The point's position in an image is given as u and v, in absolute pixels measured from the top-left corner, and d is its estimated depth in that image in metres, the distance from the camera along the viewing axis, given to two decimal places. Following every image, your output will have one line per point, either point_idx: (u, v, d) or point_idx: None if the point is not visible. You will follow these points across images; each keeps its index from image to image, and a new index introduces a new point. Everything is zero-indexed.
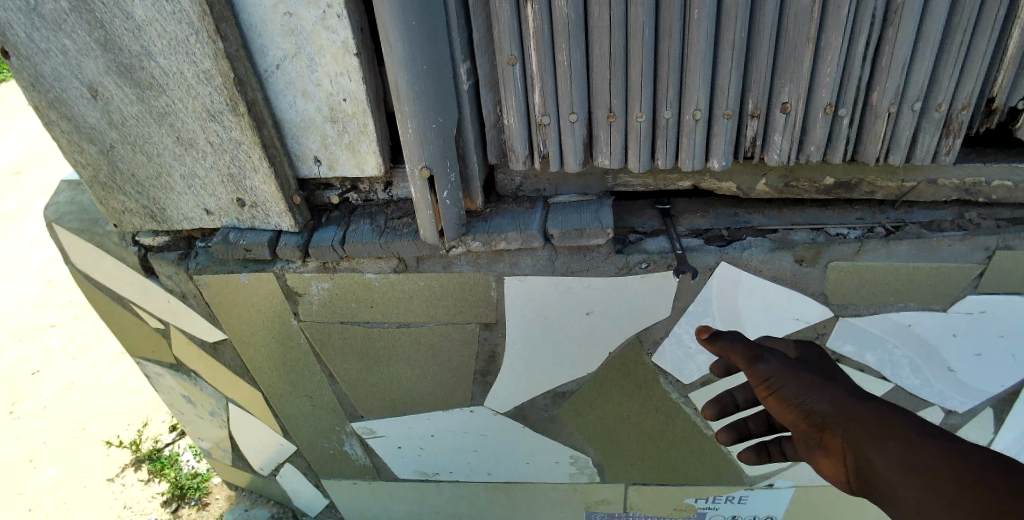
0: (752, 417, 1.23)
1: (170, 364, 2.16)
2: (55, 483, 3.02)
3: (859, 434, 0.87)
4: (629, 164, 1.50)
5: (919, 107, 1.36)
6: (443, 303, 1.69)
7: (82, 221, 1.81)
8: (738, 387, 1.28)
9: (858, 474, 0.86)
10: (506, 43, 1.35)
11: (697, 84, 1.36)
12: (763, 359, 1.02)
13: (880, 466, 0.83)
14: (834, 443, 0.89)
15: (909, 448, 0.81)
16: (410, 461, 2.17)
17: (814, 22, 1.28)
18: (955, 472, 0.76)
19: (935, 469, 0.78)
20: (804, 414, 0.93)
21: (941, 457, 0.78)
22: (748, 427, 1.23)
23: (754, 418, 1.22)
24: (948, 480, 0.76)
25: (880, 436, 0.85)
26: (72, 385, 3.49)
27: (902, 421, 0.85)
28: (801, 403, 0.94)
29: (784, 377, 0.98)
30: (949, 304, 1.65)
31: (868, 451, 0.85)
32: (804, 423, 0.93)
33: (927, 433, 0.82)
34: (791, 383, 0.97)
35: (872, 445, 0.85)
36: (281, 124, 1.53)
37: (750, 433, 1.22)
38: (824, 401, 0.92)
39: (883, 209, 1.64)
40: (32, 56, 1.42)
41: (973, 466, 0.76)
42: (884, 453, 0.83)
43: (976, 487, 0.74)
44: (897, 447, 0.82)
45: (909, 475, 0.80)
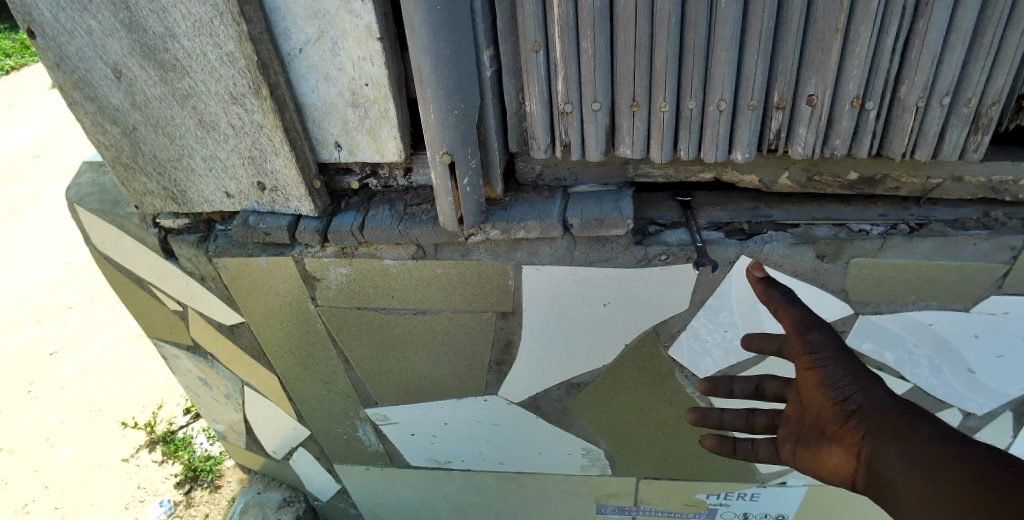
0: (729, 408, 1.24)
1: (187, 346, 2.18)
2: (70, 462, 3.06)
3: (875, 427, 0.94)
4: (651, 154, 1.49)
5: (948, 101, 1.33)
6: (460, 291, 1.69)
7: (103, 203, 1.82)
8: (737, 379, 1.29)
9: (865, 467, 0.94)
10: (530, 29, 1.34)
11: (723, 74, 1.34)
12: (817, 330, 1.05)
13: (887, 465, 0.91)
14: (849, 432, 0.97)
15: (915, 448, 0.89)
16: (421, 449, 2.18)
17: (844, 13, 1.26)
18: (955, 472, 0.83)
19: (935, 470, 0.85)
20: (832, 397, 1.00)
21: (943, 458, 0.85)
22: (718, 415, 1.24)
23: (732, 410, 1.23)
24: (947, 481, 0.83)
25: (892, 433, 0.92)
26: (89, 366, 3.54)
27: (914, 422, 0.92)
28: (834, 385, 1.00)
29: (828, 356, 1.03)
30: (972, 304, 1.63)
31: (879, 445, 0.93)
32: (828, 406, 1.00)
33: (936, 432, 0.89)
34: (831, 365, 1.02)
35: (882, 442, 0.92)
36: (303, 109, 1.53)
37: (720, 421, 1.24)
38: (854, 389, 0.99)
39: (906, 206, 1.62)
40: (58, 36, 1.43)
41: (973, 466, 0.82)
42: (892, 451, 0.91)
43: (974, 486, 0.81)
44: (903, 446, 0.90)
45: (911, 474, 0.87)
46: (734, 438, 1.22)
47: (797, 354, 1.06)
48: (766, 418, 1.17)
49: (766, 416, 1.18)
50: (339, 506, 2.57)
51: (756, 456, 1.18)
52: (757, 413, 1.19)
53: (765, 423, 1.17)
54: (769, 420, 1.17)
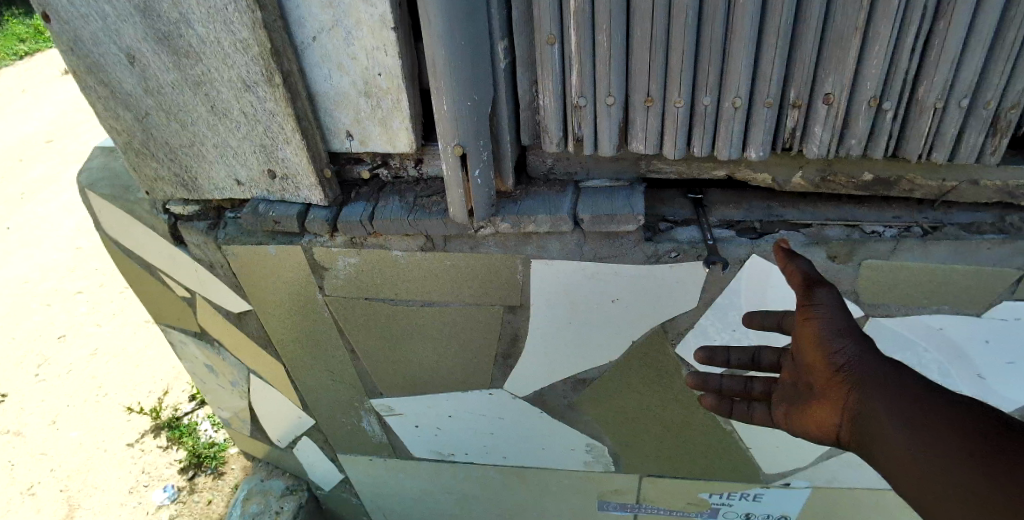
0: (728, 375, 1.27)
1: (194, 333, 2.18)
2: (77, 446, 3.09)
3: (864, 386, 0.93)
4: (664, 151, 1.48)
5: (967, 103, 1.32)
6: (468, 283, 1.69)
7: (114, 188, 1.83)
8: (734, 348, 1.31)
9: (851, 428, 0.94)
10: (546, 21, 1.33)
11: (739, 70, 1.33)
12: (823, 290, 1.06)
13: (884, 447, 0.87)
14: (837, 388, 0.96)
15: (918, 436, 0.84)
16: (425, 441, 2.18)
17: (863, 11, 1.24)
18: (960, 470, 0.79)
19: (940, 463, 0.81)
20: (826, 351, 1.00)
21: (948, 453, 0.81)
22: (717, 382, 1.28)
23: (731, 377, 1.26)
24: (951, 477, 0.79)
25: (886, 401, 0.90)
26: (97, 350, 3.55)
27: (917, 402, 0.88)
28: (829, 341, 1.00)
29: (828, 314, 1.03)
30: (984, 309, 1.61)
31: (870, 413, 0.91)
32: (821, 361, 1.00)
33: (939, 411, 0.85)
34: (830, 321, 1.02)
35: (880, 419, 0.89)
36: (315, 98, 1.53)
37: (718, 387, 1.27)
38: (849, 346, 0.98)
39: (921, 209, 1.60)
40: (72, 20, 1.43)
41: (979, 459, 0.78)
42: (887, 428, 0.88)
43: (979, 482, 0.77)
44: (904, 432, 0.86)
45: (911, 462, 0.84)
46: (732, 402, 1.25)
47: (799, 310, 1.07)
48: (763, 384, 1.20)
49: (763, 383, 1.20)
50: (342, 496, 2.58)
51: (751, 417, 1.20)
52: (755, 379, 1.21)
53: (763, 388, 1.20)
54: (766, 386, 1.19)
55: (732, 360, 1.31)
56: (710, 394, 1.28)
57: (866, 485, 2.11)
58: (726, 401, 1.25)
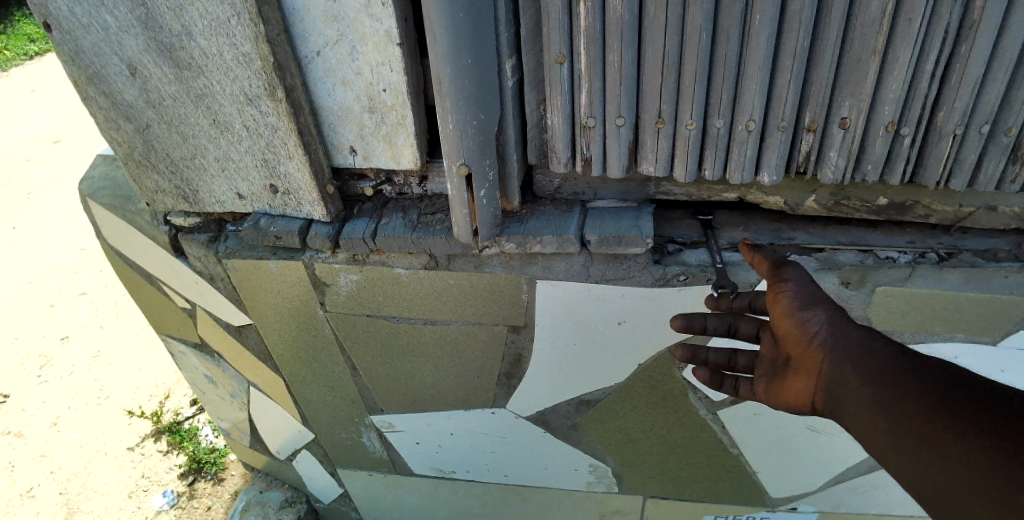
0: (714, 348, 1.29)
1: (194, 343, 2.16)
2: (77, 449, 3.07)
3: (838, 359, 0.98)
4: (674, 172, 1.44)
5: (987, 130, 1.28)
6: (471, 303, 1.66)
7: (116, 198, 1.81)
8: (711, 315, 1.30)
9: (830, 399, 0.98)
10: (556, 40, 1.30)
11: (754, 93, 1.29)
12: (789, 267, 1.14)
13: (880, 437, 0.88)
14: (810, 358, 1.02)
15: (916, 428, 0.84)
16: (425, 457, 2.15)
17: (882, 35, 1.20)
18: (962, 466, 0.79)
19: (939, 457, 0.81)
20: (803, 325, 1.04)
21: (948, 449, 0.80)
22: (706, 354, 1.29)
23: (717, 349, 1.28)
24: (952, 474, 0.79)
25: (865, 378, 0.93)
26: (99, 353, 3.54)
27: (909, 386, 0.87)
28: (799, 314, 1.06)
29: (794, 288, 1.10)
30: (1000, 338, 1.57)
31: (850, 390, 0.94)
32: (797, 334, 1.05)
33: (931, 395, 0.85)
34: (800, 297, 1.08)
35: (869, 403, 0.91)
36: (318, 112, 1.50)
37: (706, 360, 1.29)
38: (817, 317, 1.04)
39: (934, 233, 1.56)
40: (74, 30, 1.41)
41: (981, 458, 0.77)
42: (881, 414, 0.88)
43: (981, 480, 0.77)
44: (897, 422, 0.86)
45: (914, 458, 0.84)
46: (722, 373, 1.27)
47: (769, 288, 1.14)
48: (747, 358, 1.24)
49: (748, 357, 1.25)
50: (340, 509, 2.55)
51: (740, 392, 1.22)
52: (740, 352, 1.25)
53: (747, 362, 1.24)
54: (751, 361, 1.23)
55: (709, 328, 1.29)
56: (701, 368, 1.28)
57: (876, 510, 2.06)
58: (717, 374, 1.27)
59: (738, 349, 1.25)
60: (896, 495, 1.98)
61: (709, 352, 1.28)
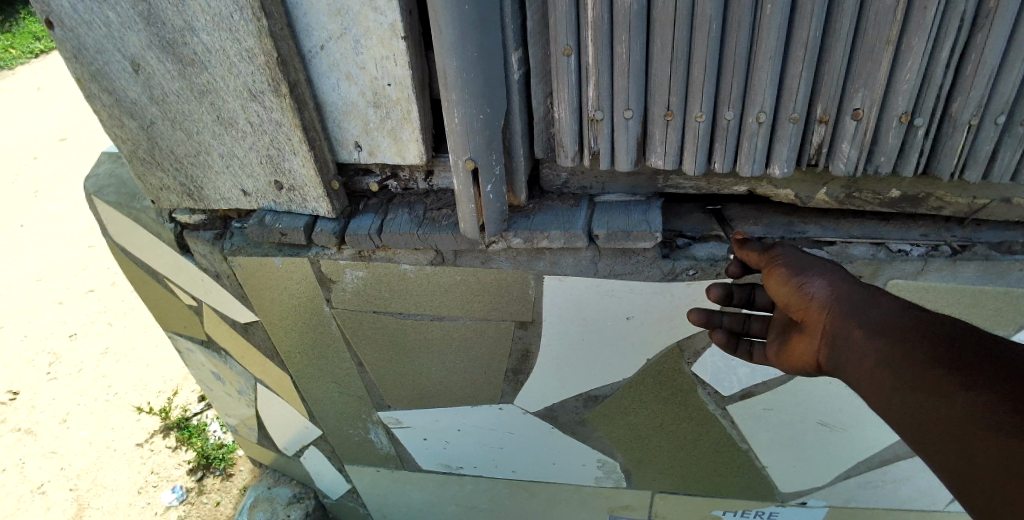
0: (728, 313, 1.29)
1: (201, 341, 2.16)
2: (86, 445, 3.08)
3: (844, 321, 0.98)
4: (683, 166, 1.42)
5: (1003, 120, 1.25)
6: (478, 299, 1.64)
7: (121, 195, 1.80)
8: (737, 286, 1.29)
9: (836, 366, 1.00)
10: (562, 32, 1.28)
11: (764, 85, 1.27)
12: (781, 245, 1.16)
13: (888, 402, 0.89)
14: (811, 324, 1.04)
15: (920, 403, 0.85)
16: (433, 453, 2.15)
17: (897, 23, 1.17)
18: (963, 443, 0.79)
19: (945, 418, 0.82)
20: (803, 293, 1.05)
21: (955, 410, 0.81)
22: (720, 318, 1.28)
23: (731, 314, 1.28)
24: (954, 450, 0.80)
25: (868, 347, 0.94)
26: (107, 349, 3.55)
27: (913, 360, 0.88)
28: (796, 280, 1.07)
29: (790, 260, 1.11)
30: (1013, 331, 1.56)
31: (854, 358, 0.95)
32: (799, 301, 1.06)
33: (939, 357, 0.86)
34: (797, 265, 1.09)
35: (875, 362, 0.92)
36: (323, 108, 1.49)
37: (720, 324, 1.28)
38: (816, 280, 1.05)
39: (949, 227, 1.52)
40: (75, 27, 1.40)
41: (985, 424, 0.78)
42: (889, 380, 0.89)
43: (984, 447, 0.77)
44: (903, 395, 0.87)
45: (923, 424, 0.84)
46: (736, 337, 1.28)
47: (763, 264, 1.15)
48: (762, 323, 1.26)
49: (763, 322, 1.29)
50: (348, 504, 2.55)
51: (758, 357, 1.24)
52: (754, 318, 1.27)
53: (761, 327, 1.26)
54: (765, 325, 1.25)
55: (735, 300, 1.28)
56: (717, 331, 1.28)
57: (887, 505, 2.04)
58: (733, 339, 1.27)
59: (752, 315, 1.27)
60: (909, 490, 1.97)
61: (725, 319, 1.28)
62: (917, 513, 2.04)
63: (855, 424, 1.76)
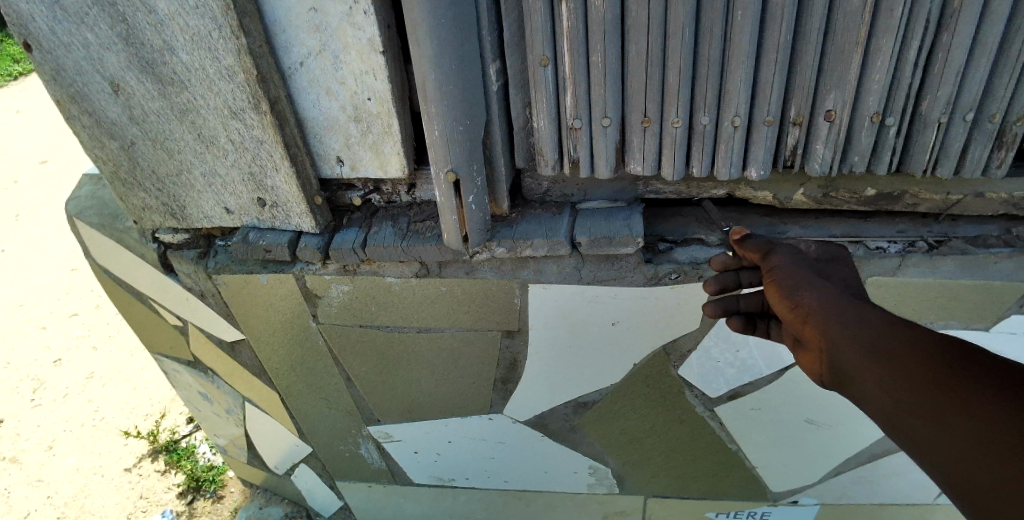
0: (743, 297, 1.24)
1: (187, 361, 2.14)
2: (73, 472, 3.04)
3: (839, 333, 0.92)
4: (662, 171, 1.44)
5: (971, 117, 1.28)
6: (464, 309, 1.65)
7: (103, 217, 1.79)
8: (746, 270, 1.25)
9: (833, 377, 0.94)
10: (539, 43, 1.30)
11: (738, 89, 1.29)
12: (778, 253, 1.08)
13: (887, 408, 0.84)
14: (806, 335, 0.97)
15: (918, 409, 0.80)
16: (425, 466, 2.14)
17: (864, 25, 1.21)
18: (961, 450, 0.74)
19: (944, 425, 0.77)
20: (799, 305, 0.98)
21: (953, 416, 0.76)
22: (736, 305, 1.23)
23: (747, 298, 1.23)
24: (953, 457, 0.75)
25: (865, 354, 0.88)
26: (93, 374, 3.50)
27: (911, 368, 0.83)
28: (791, 292, 1.00)
29: (786, 269, 1.04)
30: (992, 323, 1.58)
31: (851, 365, 0.89)
32: (794, 313, 0.99)
33: (938, 364, 0.81)
34: (790, 275, 1.02)
35: (875, 372, 0.86)
36: (304, 124, 1.50)
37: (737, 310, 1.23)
38: (811, 293, 0.98)
39: (926, 222, 1.55)
40: (54, 49, 1.40)
41: (984, 431, 0.73)
42: (887, 388, 0.84)
43: (984, 455, 0.72)
44: (901, 402, 0.82)
45: (919, 430, 0.79)
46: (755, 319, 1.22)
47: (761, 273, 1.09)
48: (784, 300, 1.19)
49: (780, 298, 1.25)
50: None
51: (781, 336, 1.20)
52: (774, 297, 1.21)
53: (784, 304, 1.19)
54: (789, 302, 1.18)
55: (746, 284, 1.24)
56: (734, 318, 1.22)
57: (878, 501, 2.06)
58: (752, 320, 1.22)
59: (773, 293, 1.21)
60: (898, 485, 1.99)
61: (740, 303, 1.23)
62: (906, 507, 2.06)
63: (842, 420, 1.78)
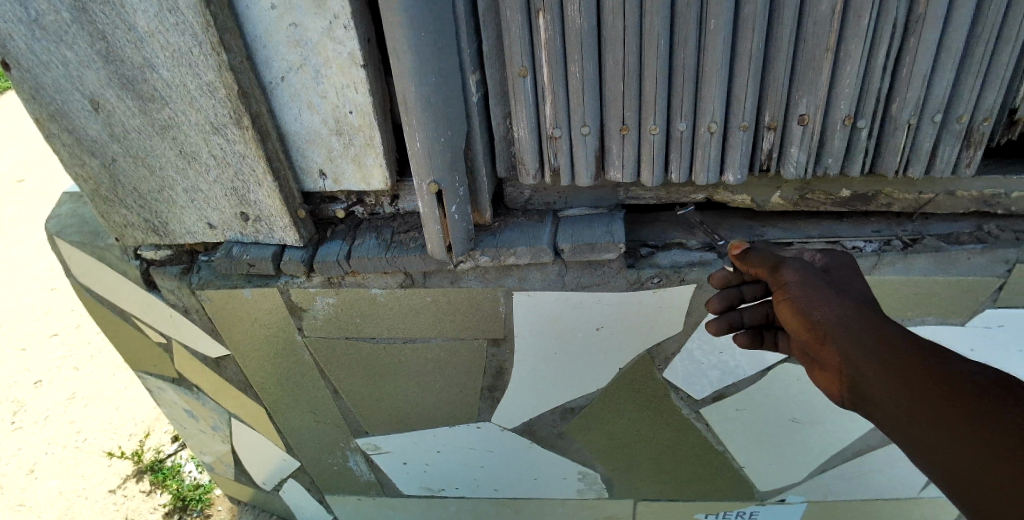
0: (747, 309, 1.30)
1: (172, 378, 2.13)
2: (56, 495, 2.98)
3: (851, 346, 0.95)
4: (641, 178, 1.46)
5: (939, 118, 1.32)
6: (450, 318, 1.66)
7: (84, 234, 1.78)
8: (748, 284, 1.29)
9: (840, 384, 0.97)
10: (517, 53, 1.32)
11: (714, 96, 1.32)
12: (789, 266, 1.08)
13: (893, 414, 0.88)
14: (818, 347, 1.00)
15: (922, 415, 0.84)
16: (414, 476, 2.13)
17: (834, 32, 1.24)
18: (963, 452, 0.79)
19: (947, 429, 0.81)
20: (812, 320, 1.00)
21: (955, 421, 0.81)
22: (741, 319, 1.29)
23: (751, 311, 1.29)
24: (956, 459, 0.80)
25: (870, 361, 0.92)
26: (75, 394, 3.45)
27: (915, 376, 0.87)
28: (803, 306, 1.02)
29: (799, 284, 1.05)
30: (967, 318, 1.62)
31: (862, 375, 0.93)
32: (807, 327, 1.01)
33: (941, 374, 0.86)
34: (801, 289, 1.04)
35: (883, 381, 0.90)
36: (286, 138, 1.50)
37: (742, 322, 1.30)
38: (824, 307, 1.01)
39: (900, 221, 1.59)
40: (32, 68, 1.39)
41: (985, 435, 0.78)
42: (895, 396, 0.88)
43: (986, 457, 0.77)
44: (908, 409, 0.86)
45: (924, 435, 0.84)
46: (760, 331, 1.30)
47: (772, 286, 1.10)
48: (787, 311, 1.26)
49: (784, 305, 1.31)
50: None
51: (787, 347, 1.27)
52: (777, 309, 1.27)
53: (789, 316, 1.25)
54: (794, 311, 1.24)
55: (747, 298, 1.29)
56: (741, 333, 1.29)
57: (863, 497, 2.09)
58: (758, 332, 1.29)
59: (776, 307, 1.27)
60: (882, 480, 2.02)
61: (744, 317, 1.29)
62: (891, 501, 2.09)
63: (825, 418, 1.81)
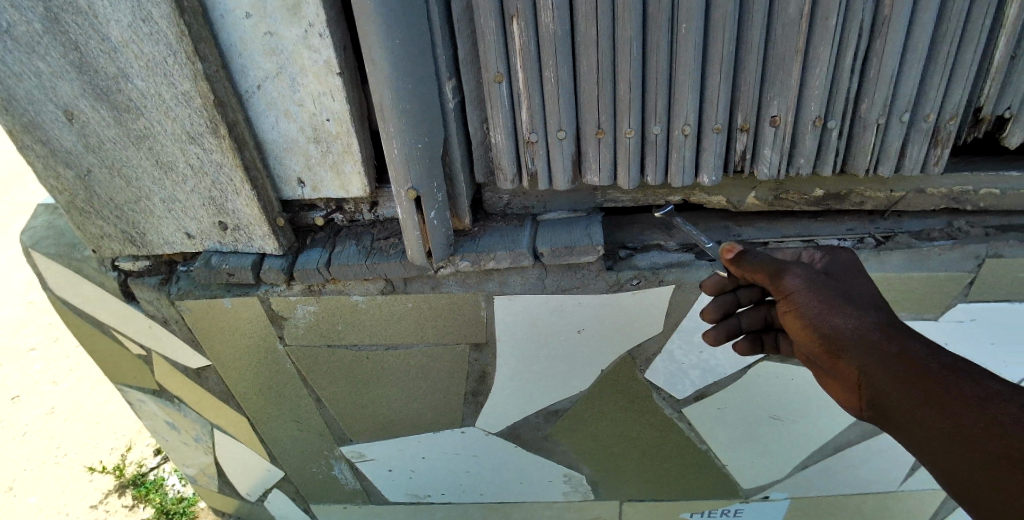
0: (744, 315, 1.32)
1: (153, 390, 2.11)
2: (35, 513, 2.92)
3: (859, 354, 0.99)
4: (618, 181, 1.48)
5: (907, 118, 1.35)
6: (432, 324, 1.67)
7: (60, 247, 1.76)
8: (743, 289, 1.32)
9: (846, 388, 1.02)
10: (492, 59, 1.33)
11: (687, 98, 1.35)
12: (791, 273, 1.11)
13: (896, 416, 0.94)
14: (827, 355, 1.04)
15: (925, 418, 0.90)
16: (399, 483, 2.13)
17: (802, 34, 1.27)
18: (964, 454, 0.85)
19: (948, 432, 0.87)
20: (820, 329, 1.04)
21: (955, 424, 0.87)
22: (740, 324, 1.31)
23: (748, 315, 1.32)
24: (957, 461, 0.86)
25: (876, 366, 0.97)
26: (54, 409, 3.39)
27: (916, 381, 0.92)
28: (811, 315, 1.06)
29: (805, 293, 1.08)
30: (940, 313, 1.65)
31: (869, 381, 0.97)
32: (815, 336, 1.05)
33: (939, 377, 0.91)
34: (807, 298, 1.07)
35: (887, 386, 0.95)
36: (264, 146, 1.50)
37: (741, 327, 1.32)
38: (830, 315, 1.04)
39: (872, 219, 1.63)
40: (4, 79, 1.38)
41: (984, 437, 0.84)
42: (899, 400, 0.93)
43: (986, 459, 0.83)
44: (910, 412, 0.92)
45: (926, 437, 0.90)
46: (760, 335, 1.32)
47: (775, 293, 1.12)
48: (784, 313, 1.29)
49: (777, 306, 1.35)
50: None
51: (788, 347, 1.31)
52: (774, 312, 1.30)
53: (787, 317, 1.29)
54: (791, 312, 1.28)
55: (743, 302, 1.32)
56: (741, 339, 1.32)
57: (844, 492, 2.12)
58: (758, 336, 1.32)
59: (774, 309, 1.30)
60: (862, 474, 2.05)
61: (743, 322, 1.32)
62: (871, 496, 2.12)
63: (804, 415, 1.83)
